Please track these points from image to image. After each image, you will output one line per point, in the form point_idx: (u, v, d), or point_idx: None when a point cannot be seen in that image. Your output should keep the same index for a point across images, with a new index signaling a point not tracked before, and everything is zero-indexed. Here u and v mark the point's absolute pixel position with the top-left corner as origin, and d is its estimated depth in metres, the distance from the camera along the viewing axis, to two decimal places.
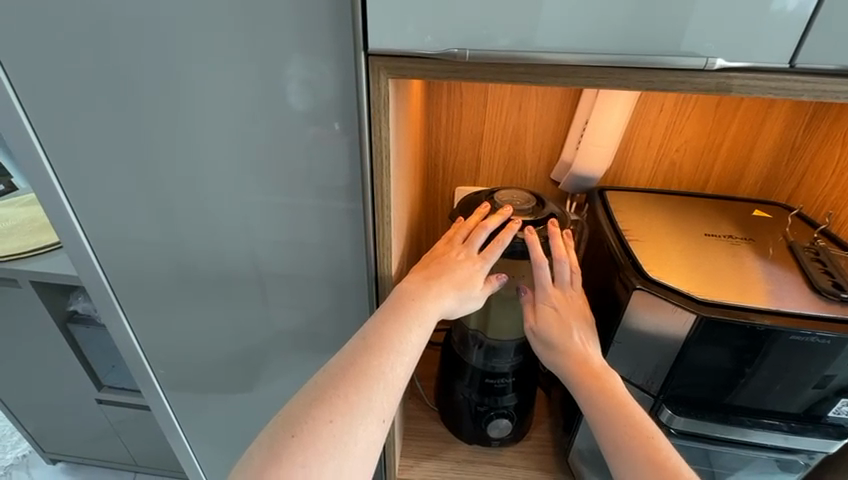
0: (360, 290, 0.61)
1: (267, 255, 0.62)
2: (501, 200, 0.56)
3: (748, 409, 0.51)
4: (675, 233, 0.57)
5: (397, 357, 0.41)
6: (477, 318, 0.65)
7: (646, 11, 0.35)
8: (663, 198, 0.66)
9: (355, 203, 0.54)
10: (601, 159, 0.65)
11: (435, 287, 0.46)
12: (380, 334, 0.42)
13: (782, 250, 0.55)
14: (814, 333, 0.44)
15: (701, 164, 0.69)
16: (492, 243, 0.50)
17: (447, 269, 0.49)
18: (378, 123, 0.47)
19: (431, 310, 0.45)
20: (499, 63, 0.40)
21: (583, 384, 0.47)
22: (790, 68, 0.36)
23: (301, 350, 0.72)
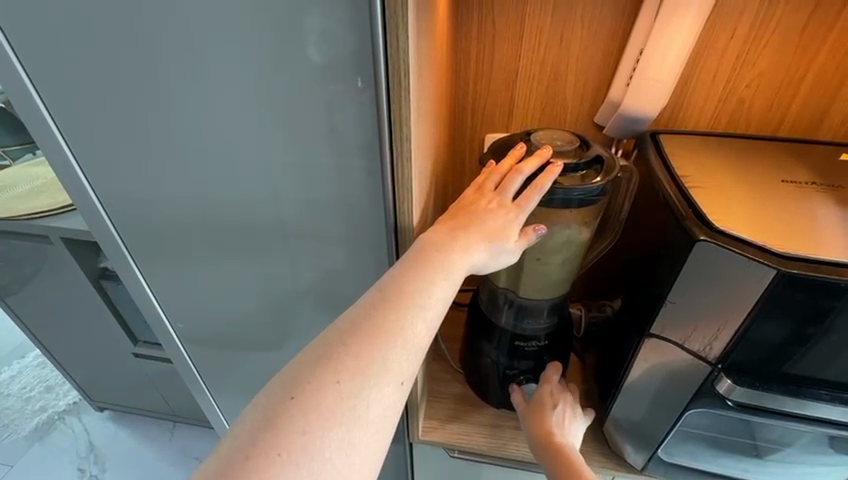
0: (380, 245, 0.57)
1: (283, 209, 0.58)
2: (539, 141, 0.50)
3: (826, 382, 0.44)
4: (744, 180, 0.49)
5: (418, 312, 0.36)
6: (508, 275, 0.60)
7: None
8: (727, 142, 0.57)
9: (373, 162, 0.49)
10: (658, 98, 0.56)
11: (462, 237, 0.41)
12: (399, 287, 0.37)
13: None
14: None
15: (777, 101, 0.59)
16: (529, 189, 0.44)
17: (477, 219, 0.43)
18: (393, 30, 0.40)
19: (458, 261, 0.40)
20: None
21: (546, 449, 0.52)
22: None
23: (322, 310, 0.69)
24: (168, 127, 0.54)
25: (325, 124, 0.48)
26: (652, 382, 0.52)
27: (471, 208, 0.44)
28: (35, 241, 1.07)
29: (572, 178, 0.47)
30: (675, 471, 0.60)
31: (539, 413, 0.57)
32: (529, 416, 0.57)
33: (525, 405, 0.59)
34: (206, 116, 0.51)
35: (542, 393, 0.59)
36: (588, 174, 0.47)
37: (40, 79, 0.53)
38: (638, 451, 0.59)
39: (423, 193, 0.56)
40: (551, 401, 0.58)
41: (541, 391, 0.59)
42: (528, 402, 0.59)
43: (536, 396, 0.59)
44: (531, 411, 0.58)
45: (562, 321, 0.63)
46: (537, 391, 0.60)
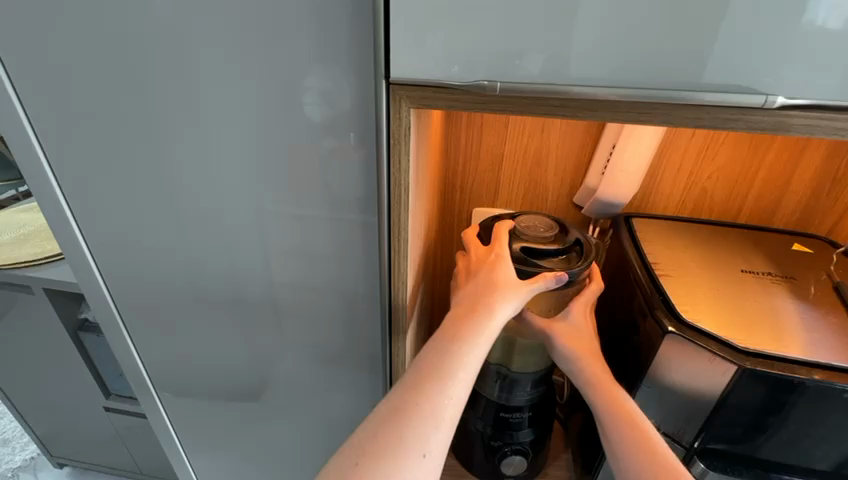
0: (375, 313, 0.60)
1: (282, 276, 0.60)
2: (521, 226, 0.54)
3: (792, 469, 0.47)
4: (707, 268, 0.54)
5: (435, 386, 0.41)
6: (500, 352, 0.62)
7: (685, 45, 0.33)
8: (693, 228, 0.62)
9: (369, 217, 0.52)
10: (626, 189, 0.63)
11: (480, 306, 0.46)
12: (430, 363, 0.43)
13: (826, 291, 0.51)
14: None
15: (735, 192, 0.65)
16: (495, 236, 0.52)
17: (485, 285, 0.48)
18: (396, 155, 0.46)
19: (477, 331, 0.44)
20: (530, 97, 0.38)
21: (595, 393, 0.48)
22: None
23: (313, 372, 0.70)
24: (180, 198, 0.57)
25: (319, 177, 0.51)
26: None
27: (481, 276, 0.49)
28: (15, 289, 1.05)
29: (555, 262, 0.51)
30: None
31: (582, 351, 0.51)
32: (569, 347, 0.51)
33: (560, 330, 0.52)
34: (217, 191, 0.55)
35: (580, 318, 0.53)
36: (570, 257, 0.52)
37: (57, 150, 0.56)
38: None
39: (415, 266, 0.59)
40: (593, 342, 0.52)
41: (578, 324, 0.53)
42: (563, 327, 0.53)
43: (575, 330, 0.52)
44: (570, 343, 0.51)
45: (545, 391, 0.64)
46: (569, 313, 0.53)
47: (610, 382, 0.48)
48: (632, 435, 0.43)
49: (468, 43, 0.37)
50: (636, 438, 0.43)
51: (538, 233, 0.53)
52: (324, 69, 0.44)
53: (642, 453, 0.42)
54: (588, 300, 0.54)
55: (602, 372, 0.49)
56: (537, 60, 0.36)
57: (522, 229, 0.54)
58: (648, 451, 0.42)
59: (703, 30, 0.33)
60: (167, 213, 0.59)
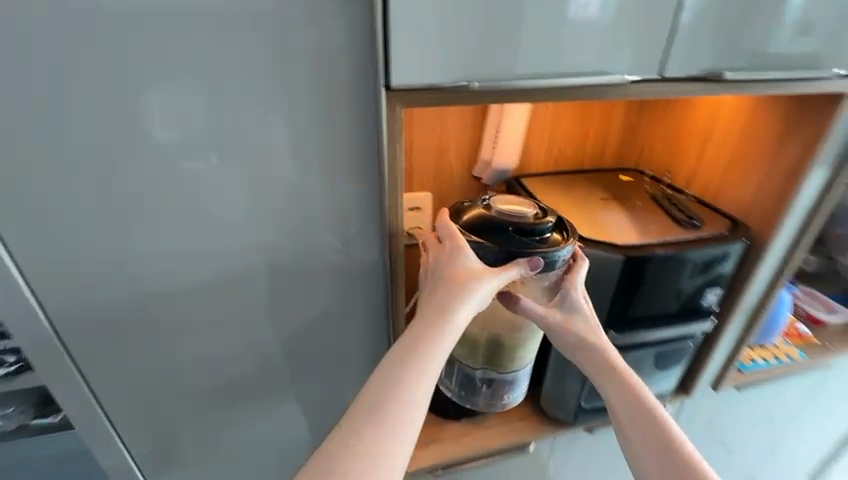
0: (355, 318, 0.61)
1: (214, 323, 0.55)
2: (503, 212, 0.59)
3: (657, 322, 0.70)
4: (580, 204, 0.75)
5: (373, 419, 0.43)
6: (484, 356, 0.65)
7: (573, 44, 0.47)
8: (561, 180, 0.84)
9: (338, 223, 0.53)
10: (513, 157, 0.81)
11: (438, 315, 0.49)
12: (373, 396, 0.44)
13: (647, 201, 0.76)
14: (687, 250, 0.64)
15: (578, 148, 0.88)
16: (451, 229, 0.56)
17: (452, 281, 0.52)
18: (395, 146, 0.49)
19: (424, 352, 0.47)
20: (493, 90, 0.48)
21: (602, 377, 0.56)
22: (660, 77, 0.52)
23: (261, 413, 0.66)
24: (71, 268, 0.47)
25: (280, 198, 0.49)
26: None
27: (444, 279, 0.53)
28: None
29: (543, 242, 0.56)
30: (594, 418, 0.80)
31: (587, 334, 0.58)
32: (575, 331, 0.58)
33: (562, 314, 0.58)
34: (84, 254, 0.47)
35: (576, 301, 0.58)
36: (559, 234, 0.58)
37: None
38: (565, 411, 0.78)
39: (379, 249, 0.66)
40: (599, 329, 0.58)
41: (577, 310, 0.58)
42: (564, 310, 0.58)
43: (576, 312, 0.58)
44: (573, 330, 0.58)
45: None
46: (567, 298, 0.58)
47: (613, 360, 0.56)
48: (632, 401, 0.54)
49: (425, 51, 0.44)
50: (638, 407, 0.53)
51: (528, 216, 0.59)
52: (191, 97, 0.42)
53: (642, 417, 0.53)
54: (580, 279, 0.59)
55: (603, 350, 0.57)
56: (481, 62, 0.45)
57: (510, 213, 0.59)
58: (646, 419, 0.53)
59: (582, 34, 0.47)
60: (20, 297, 0.48)
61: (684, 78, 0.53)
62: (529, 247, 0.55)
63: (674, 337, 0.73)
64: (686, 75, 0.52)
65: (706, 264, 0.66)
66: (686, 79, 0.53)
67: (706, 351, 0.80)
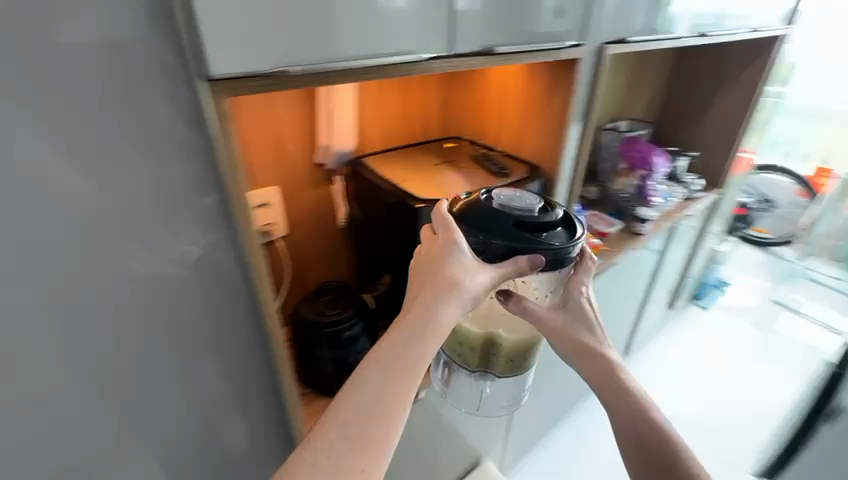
0: (227, 329, 0.57)
1: (48, 385, 0.46)
2: (503, 209, 0.60)
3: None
4: (417, 172, 0.85)
5: (377, 437, 0.47)
6: (479, 361, 0.72)
7: (378, 28, 0.53)
8: (398, 154, 0.92)
9: (186, 231, 0.49)
10: (350, 139, 0.86)
11: (424, 323, 0.53)
12: (370, 416, 0.48)
13: (468, 161, 0.91)
14: (503, 193, 0.79)
15: (406, 122, 0.98)
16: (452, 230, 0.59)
17: (441, 285, 0.56)
18: (225, 136, 0.47)
19: (415, 361, 0.52)
20: (314, 74, 0.50)
21: (570, 339, 0.70)
22: (453, 53, 0.62)
23: (132, 473, 0.58)
24: None
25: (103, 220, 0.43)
26: None
27: (434, 278, 0.56)
28: None
29: (545, 233, 0.59)
30: None
31: (578, 340, 0.70)
32: (574, 336, 0.70)
33: (559, 316, 0.70)
34: None
35: (569, 305, 0.71)
36: (559, 228, 0.60)
37: None
38: None
39: None
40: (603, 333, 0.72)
41: (578, 317, 0.71)
42: (567, 307, 0.71)
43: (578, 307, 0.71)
44: (571, 338, 0.70)
45: (357, 306, 0.86)
46: (569, 303, 0.71)
47: (597, 364, 0.71)
48: (617, 401, 0.70)
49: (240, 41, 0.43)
50: (630, 403, 0.70)
51: (536, 208, 0.62)
52: None
53: (622, 414, 0.70)
54: (578, 282, 0.71)
55: (592, 354, 0.71)
56: (299, 49, 0.47)
57: (515, 206, 0.61)
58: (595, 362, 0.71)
59: (384, 19, 0.53)
60: None
61: (471, 53, 0.64)
62: (532, 241, 0.57)
63: None
64: (471, 50, 0.64)
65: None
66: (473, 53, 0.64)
67: None
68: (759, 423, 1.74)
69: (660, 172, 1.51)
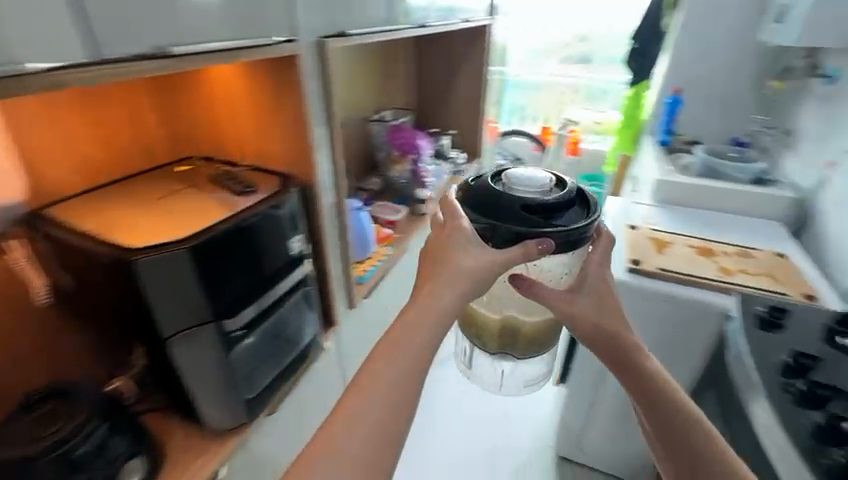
0: None
1: None
2: (523, 192, 0.57)
3: (230, 311, 0.68)
4: (135, 213, 0.68)
5: (368, 425, 0.46)
6: (495, 343, 0.70)
7: None
8: (107, 194, 0.72)
9: None
10: (15, 188, 0.62)
11: (424, 329, 0.51)
12: (363, 403, 0.46)
13: (209, 185, 0.77)
14: (251, 216, 0.69)
15: (113, 150, 0.77)
16: (459, 214, 0.58)
17: (447, 285, 0.54)
18: None
19: (407, 352, 0.50)
20: None
21: (593, 319, 0.63)
22: (109, 57, 0.45)
23: None
24: None
25: None
26: (189, 355, 0.67)
27: (439, 275, 0.54)
28: None
29: (557, 212, 0.55)
30: (266, 401, 0.81)
31: (596, 316, 0.63)
32: (590, 315, 0.63)
33: (572, 295, 0.63)
34: None
35: (589, 282, 0.64)
36: (580, 212, 0.57)
37: None
38: (236, 411, 0.76)
39: None
40: (619, 313, 0.64)
41: (592, 300, 0.64)
42: (580, 286, 0.64)
43: (593, 285, 0.64)
44: (587, 316, 0.63)
45: (94, 404, 0.64)
46: (583, 285, 0.64)
47: (616, 344, 0.63)
48: (637, 383, 0.62)
49: None
50: (647, 388, 0.61)
51: (549, 189, 0.58)
52: None
53: (658, 400, 0.61)
54: (597, 258, 0.63)
55: (607, 333, 0.63)
56: None
57: (525, 187, 0.57)
58: (617, 345, 0.63)
59: None
60: None
61: (143, 55, 0.48)
62: (541, 225, 0.53)
63: (287, 290, 0.80)
64: (141, 52, 0.48)
65: (241, 232, 0.67)
66: (146, 56, 0.48)
67: (323, 286, 0.94)
68: None
69: (427, 153, 1.63)
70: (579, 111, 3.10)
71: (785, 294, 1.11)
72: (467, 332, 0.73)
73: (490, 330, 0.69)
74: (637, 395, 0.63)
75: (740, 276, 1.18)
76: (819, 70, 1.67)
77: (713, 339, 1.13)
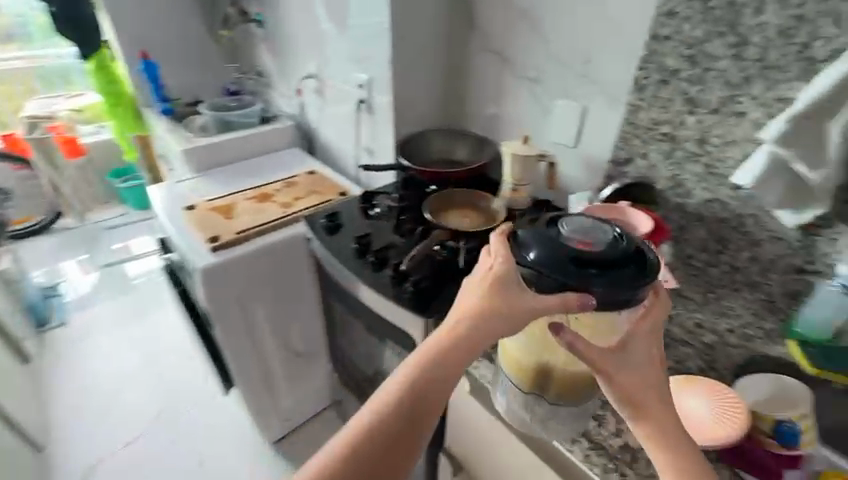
0: None
1: None
2: (572, 243, 0.57)
3: None
4: None
5: (391, 440, 0.56)
6: (527, 382, 0.68)
7: None
8: None
9: None
10: None
11: (467, 346, 0.57)
12: (386, 413, 0.56)
13: None
14: None
15: None
16: (512, 257, 0.59)
17: (500, 311, 0.57)
18: None
19: (439, 373, 0.57)
20: None
21: (635, 378, 0.54)
22: None
23: None
24: None
25: None
26: None
27: (490, 298, 0.58)
28: None
29: (602, 270, 0.54)
30: None
31: (632, 373, 0.54)
32: (630, 375, 0.54)
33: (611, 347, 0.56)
34: None
35: (633, 343, 0.56)
36: (637, 273, 0.55)
37: None
38: None
39: None
40: (661, 379, 0.55)
41: (642, 363, 0.55)
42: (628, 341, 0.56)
43: (639, 344, 0.56)
44: (625, 376, 0.54)
45: None
46: (629, 348, 0.56)
47: (653, 404, 0.53)
48: (664, 445, 0.51)
49: None
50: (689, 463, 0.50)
51: (601, 242, 0.57)
52: None
53: (681, 457, 0.51)
54: (645, 332, 0.57)
55: (651, 392, 0.54)
56: None
57: (573, 240, 0.57)
58: (663, 416, 0.53)
59: None
60: None
61: None
62: (586, 281, 0.53)
63: None
64: None
65: None
66: None
67: None
68: (187, 358, 1.93)
69: None
70: (40, 101, 2.42)
71: (329, 200, 1.37)
72: (508, 364, 0.70)
73: (532, 366, 0.66)
74: (662, 457, 0.51)
75: (296, 203, 1.35)
76: (247, 16, 1.92)
77: (311, 261, 1.29)
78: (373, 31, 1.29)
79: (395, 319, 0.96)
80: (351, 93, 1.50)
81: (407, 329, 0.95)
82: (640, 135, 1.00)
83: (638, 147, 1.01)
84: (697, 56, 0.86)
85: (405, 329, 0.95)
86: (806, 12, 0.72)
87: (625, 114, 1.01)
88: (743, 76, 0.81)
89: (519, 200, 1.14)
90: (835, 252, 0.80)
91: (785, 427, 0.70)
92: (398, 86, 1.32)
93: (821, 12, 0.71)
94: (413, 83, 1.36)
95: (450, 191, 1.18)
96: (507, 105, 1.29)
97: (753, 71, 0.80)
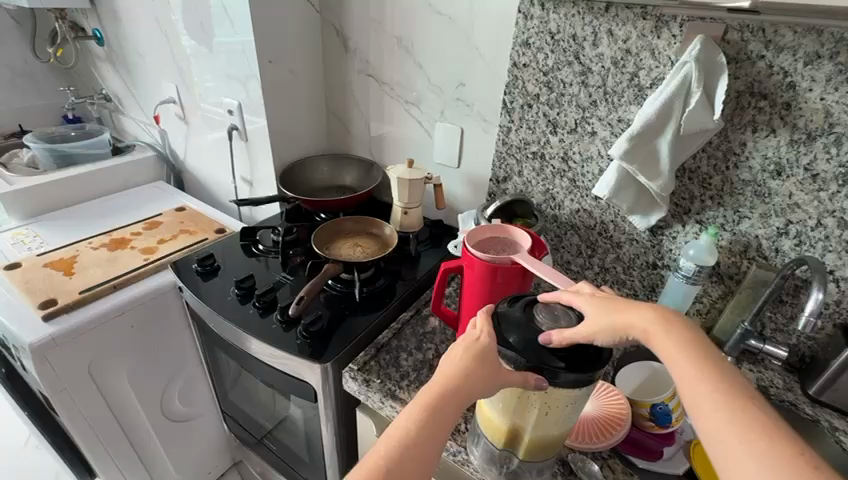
0: None
1: None
2: (541, 321, 0.56)
3: None
4: None
5: None
6: (501, 442, 0.63)
7: None
8: None
9: None
10: None
11: (448, 413, 0.49)
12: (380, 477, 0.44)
13: None
14: None
15: None
16: (490, 333, 0.55)
17: (482, 374, 0.52)
18: None
19: (433, 430, 0.48)
20: None
21: (620, 307, 0.53)
22: None
23: None
24: None
25: None
26: None
27: (473, 357, 0.52)
28: None
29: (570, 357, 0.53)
30: None
31: (637, 321, 0.51)
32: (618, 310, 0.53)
33: (635, 314, 0.51)
34: None
35: (676, 322, 0.51)
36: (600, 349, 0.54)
37: None
38: None
39: None
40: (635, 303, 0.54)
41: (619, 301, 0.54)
42: (673, 321, 0.51)
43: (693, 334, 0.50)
44: (611, 315, 0.52)
45: None
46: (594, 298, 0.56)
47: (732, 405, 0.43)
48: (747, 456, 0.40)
49: None
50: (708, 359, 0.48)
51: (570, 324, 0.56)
52: None
53: (750, 441, 0.40)
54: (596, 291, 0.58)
55: (702, 372, 0.46)
56: None
57: (544, 324, 0.55)
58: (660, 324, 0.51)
59: None
60: None
61: None
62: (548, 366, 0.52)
63: None
64: None
65: None
66: None
67: None
68: (27, 450, 1.55)
69: None
70: None
71: (203, 240, 1.22)
72: (483, 422, 0.65)
73: (505, 427, 0.62)
74: (692, 363, 0.47)
75: (161, 247, 1.18)
76: (83, 33, 1.65)
77: (185, 311, 1.14)
78: (238, 53, 1.19)
79: (288, 367, 0.87)
80: (220, 119, 1.37)
81: (303, 377, 0.86)
82: (514, 154, 1.06)
83: (513, 166, 1.08)
84: (552, 82, 0.95)
85: (300, 377, 0.87)
86: (631, 45, 0.83)
87: (499, 135, 1.07)
88: (591, 100, 0.91)
89: (409, 223, 1.17)
90: (677, 248, 0.93)
91: (659, 409, 0.72)
92: (273, 111, 1.24)
93: (642, 46, 0.82)
94: (290, 108, 1.28)
95: (341, 219, 1.13)
96: (391, 129, 1.29)
97: (598, 96, 0.90)
